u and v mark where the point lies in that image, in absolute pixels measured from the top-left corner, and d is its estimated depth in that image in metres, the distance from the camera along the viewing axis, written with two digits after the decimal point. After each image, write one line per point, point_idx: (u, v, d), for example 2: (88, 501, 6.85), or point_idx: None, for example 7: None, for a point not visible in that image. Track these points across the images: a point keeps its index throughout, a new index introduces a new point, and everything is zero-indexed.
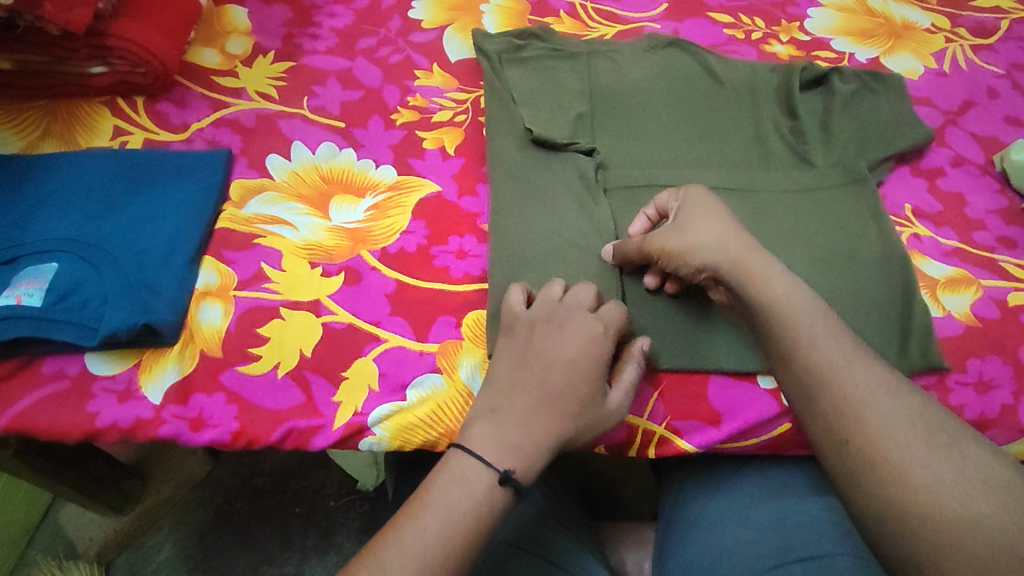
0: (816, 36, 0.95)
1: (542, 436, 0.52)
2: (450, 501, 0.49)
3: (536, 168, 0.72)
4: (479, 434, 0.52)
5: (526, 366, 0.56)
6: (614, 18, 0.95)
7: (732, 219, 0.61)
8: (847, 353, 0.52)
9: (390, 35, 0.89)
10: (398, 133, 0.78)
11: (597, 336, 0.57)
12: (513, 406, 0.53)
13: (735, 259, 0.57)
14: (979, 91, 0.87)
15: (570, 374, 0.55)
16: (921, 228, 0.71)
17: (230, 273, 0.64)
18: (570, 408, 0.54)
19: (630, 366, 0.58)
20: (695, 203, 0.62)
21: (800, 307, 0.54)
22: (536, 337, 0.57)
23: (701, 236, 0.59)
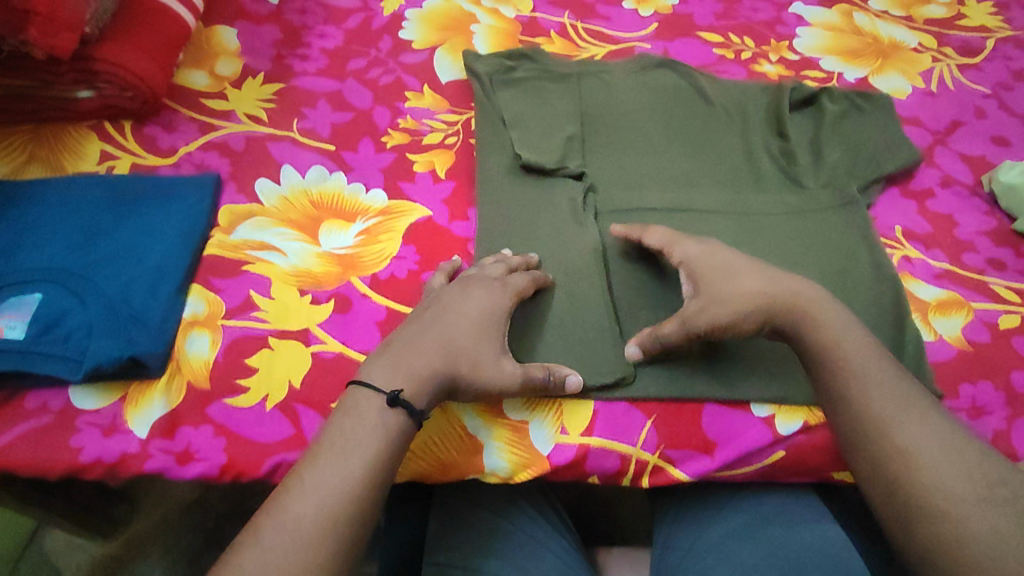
0: (805, 56, 0.95)
1: (428, 368, 0.54)
2: (349, 435, 0.50)
3: (527, 192, 0.72)
4: (376, 368, 0.54)
5: (432, 318, 0.58)
6: (604, 38, 0.95)
7: (748, 259, 0.62)
8: (902, 400, 0.52)
9: (380, 56, 0.89)
10: (388, 156, 0.77)
11: (499, 294, 0.60)
12: (408, 345, 0.56)
13: (784, 303, 0.58)
14: (966, 111, 0.87)
15: (465, 325, 0.57)
16: (911, 250, 0.71)
17: (218, 302, 0.63)
18: (458, 352, 0.56)
19: (542, 370, 0.58)
20: (707, 250, 0.63)
21: (857, 357, 0.55)
22: (444, 294, 0.60)
23: (743, 284, 0.60)
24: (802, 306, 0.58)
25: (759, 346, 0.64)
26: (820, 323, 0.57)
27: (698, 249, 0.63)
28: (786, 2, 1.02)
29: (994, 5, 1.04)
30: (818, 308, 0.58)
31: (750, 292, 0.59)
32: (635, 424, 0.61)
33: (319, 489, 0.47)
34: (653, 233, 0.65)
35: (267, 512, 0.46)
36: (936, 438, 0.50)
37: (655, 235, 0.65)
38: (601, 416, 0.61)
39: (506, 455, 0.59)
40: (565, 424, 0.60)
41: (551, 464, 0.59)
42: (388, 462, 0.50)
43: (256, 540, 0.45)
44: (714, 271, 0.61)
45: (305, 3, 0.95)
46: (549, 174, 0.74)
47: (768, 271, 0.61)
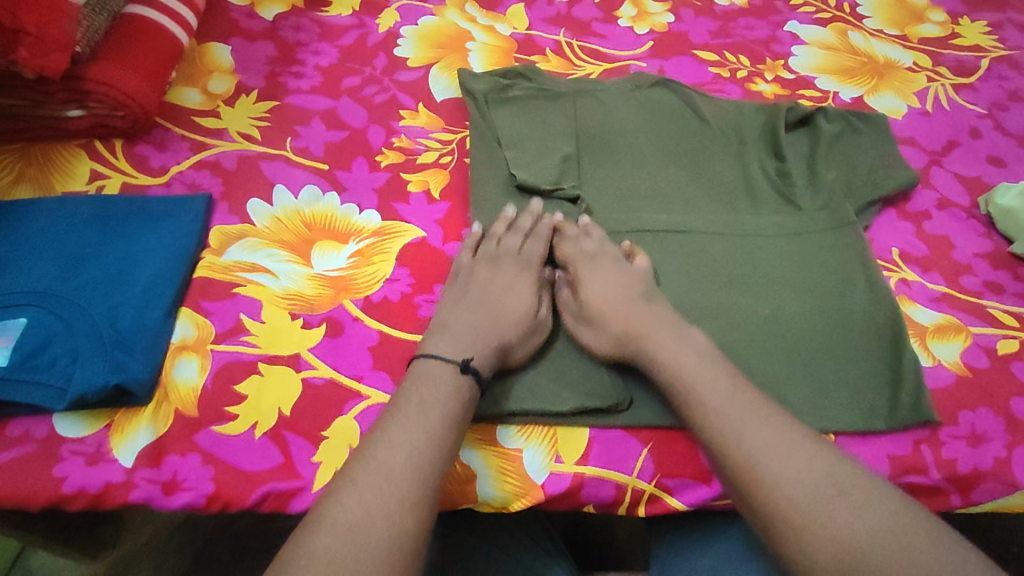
0: (801, 75, 0.95)
1: (488, 337, 0.60)
2: (425, 397, 0.54)
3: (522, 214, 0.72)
4: (437, 345, 0.59)
5: (471, 293, 0.63)
6: (600, 57, 0.95)
7: (626, 287, 0.63)
8: (747, 417, 0.55)
9: (375, 74, 0.89)
10: (382, 175, 0.77)
11: (527, 261, 0.66)
12: (460, 322, 0.61)
13: (631, 335, 0.61)
14: (961, 131, 0.87)
15: (507, 293, 0.63)
16: (909, 273, 0.71)
17: (208, 326, 0.62)
18: (513, 315, 0.62)
19: (547, 294, 0.66)
20: (592, 272, 0.65)
21: (698, 386, 0.57)
22: (475, 270, 0.65)
23: (603, 320, 0.62)
24: (652, 339, 0.60)
25: (756, 371, 0.63)
26: (659, 358, 0.59)
27: (586, 267, 0.65)
28: (781, 20, 1.03)
29: (987, 25, 1.05)
30: (683, 333, 0.60)
31: (607, 321, 0.62)
32: (631, 452, 0.60)
33: (406, 444, 0.51)
34: (565, 244, 0.68)
35: (356, 462, 0.51)
36: (778, 443, 0.53)
37: (562, 249, 0.68)
38: (596, 444, 0.60)
39: (500, 484, 0.58)
40: (560, 452, 0.59)
41: (546, 493, 0.58)
42: (464, 419, 0.55)
43: (349, 487, 0.49)
44: (584, 299, 0.64)
45: (299, 20, 0.94)
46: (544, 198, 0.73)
47: (643, 302, 0.62)
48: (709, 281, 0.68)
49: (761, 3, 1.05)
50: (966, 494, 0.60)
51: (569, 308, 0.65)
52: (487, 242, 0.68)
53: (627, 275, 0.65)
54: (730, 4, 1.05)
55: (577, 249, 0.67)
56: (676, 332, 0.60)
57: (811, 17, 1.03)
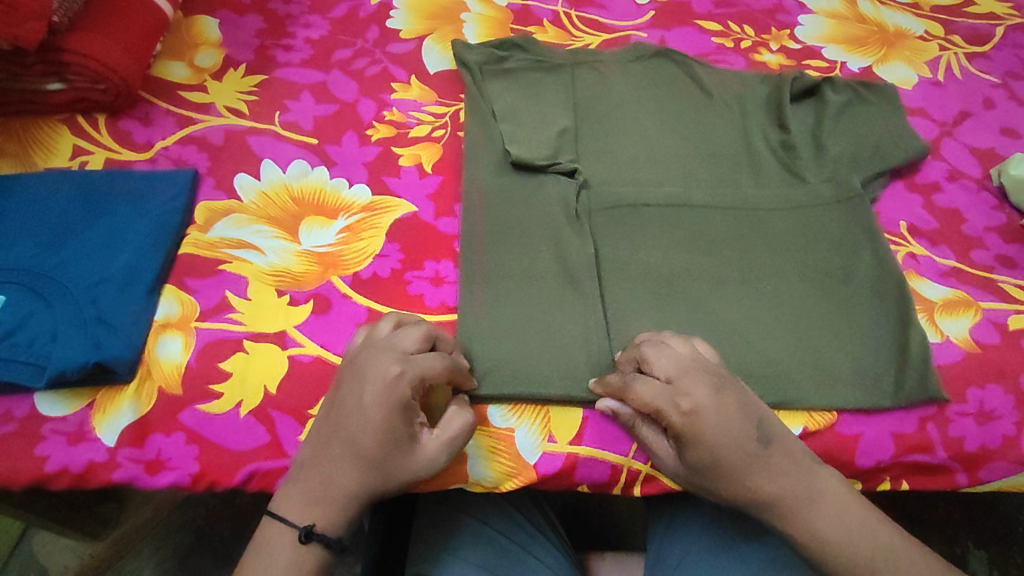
0: (808, 45, 0.92)
1: (337, 494, 0.52)
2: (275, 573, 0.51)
3: (515, 191, 0.70)
4: (287, 500, 0.52)
5: (329, 434, 0.52)
6: (599, 27, 0.93)
7: (745, 427, 0.52)
8: (866, 541, 0.53)
9: (366, 46, 0.87)
10: (373, 149, 0.75)
11: (391, 378, 0.51)
12: (319, 469, 0.52)
13: (757, 497, 0.53)
14: (974, 101, 0.84)
15: (361, 429, 0.51)
16: (918, 246, 0.68)
17: (192, 303, 0.61)
18: (363, 466, 0.51)
19: (450, 423, 0.54)
20: (698, 425, 0.51)
21: (825, 521, 0.53)
22: (341, 392, 0.53)
23: (728, 478, 0.52)
24: (797, 499, 0.53)
25: (757, 346, 0.61)
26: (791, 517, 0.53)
27: (693, 416, 0.51)
28: None
29: None
30: (810, 477, 0.54)
31: (720, 480, 0.53)
32: (627, 431, 0.58)
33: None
34: (639, 388, 0.53)
35: None
36: (883, 553, 0.52)
37: (637, 393, 0.53)
38: (590, 423, 0.58)
39: (491, 465, 0.57)
40: (553, 432, 0.58)
41: (538, 473, 0.57)
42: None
43: None
44: (692, 459, 0.53)
45: None
46: (537, 172, 0.71)
47: (761, 456, 0.52)
48: (708, 257, 0.66)
49: None
50: (972, 473, 0.59)
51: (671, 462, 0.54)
52: (362, 358, 0.54)
53: (730, 417, 0.52)
54: None
55: (658, 392, 0.53)
56: (802, 480, 0.53)
57: None
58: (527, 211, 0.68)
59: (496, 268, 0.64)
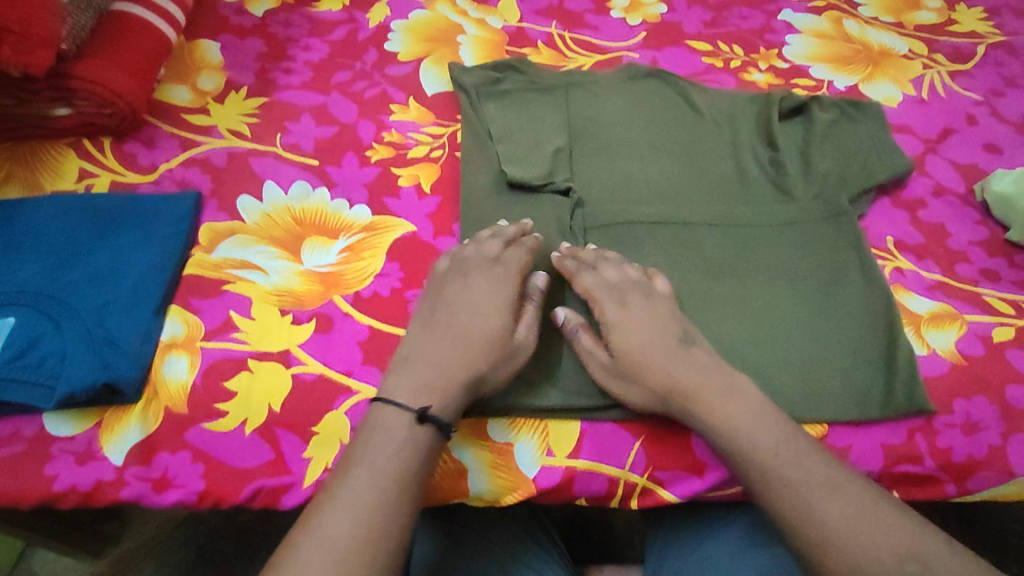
0: (795, 63, 0.95)
1: (449, 373, 0.55)
2: (381, 452, 0.51)
3: (512, 210, 0.72)
4: (395, 386, 0.55)
5: (431, 324, 0.59)
6: (592, 48, 0.96)
7: (660, 326, 0.60)
8: (785, 449, 0.54)
9: (365, 69, 0.90)
10: (372, 170, 0.77)
11: (500, 272, 0.62)
12: (427, 351, 0.57)
13: (676, 392, 0.57)
14: (957, 117, 0.86)
15: (476, 311, 0.59)
16: (904, 261, 0.70)
17: (197, 323, 0.62)
18: (474, 346, 0.57)
19: (527, 312, 0.61)
20: (624, 316, 0.61)
21: (739, 423, 0.55)
22: (447, 287, 0.61)
23: (641, 368, 0.58)
24: (701, 393, 0.57)
25: (749, 360, 0.62)
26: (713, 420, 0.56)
27: (619, 306, 0.61)
28: (774, 9, 1.03)
29: (984, 11, 1.04)
30: (723, 376, 0.58)
31: (643, 374, 0.58)
32: (624, 445, 0.60)
33: (347, 512, 0.48)
34: (584, 279, 0.63)
35: None
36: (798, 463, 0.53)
37: (581, 284, 0.63)
38: (588, 437, 0.60)
39: (492, 480, 0.58)
40: (551, 446, 0.59)
41: (538, 487, 0.58)
42: (414, 475, 0.52)
43: None
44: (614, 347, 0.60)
45: (290, 16, 0.97)
46: (534, 192, 0.73)
47: (686, 354, 0.58)
48: (700, 273, 0.68)
49: None
50: (960, 483, 0.60)
51: (602, 359, 0.60)
52: (456, 267, 0.63)
53: (655, 315, 0.60)
54: None
55: (598, 284, 0.62)
56: (722, 383, 0.57)
57: (806, 6, 1.04)
58: (523, 229, 0.70)
59: None
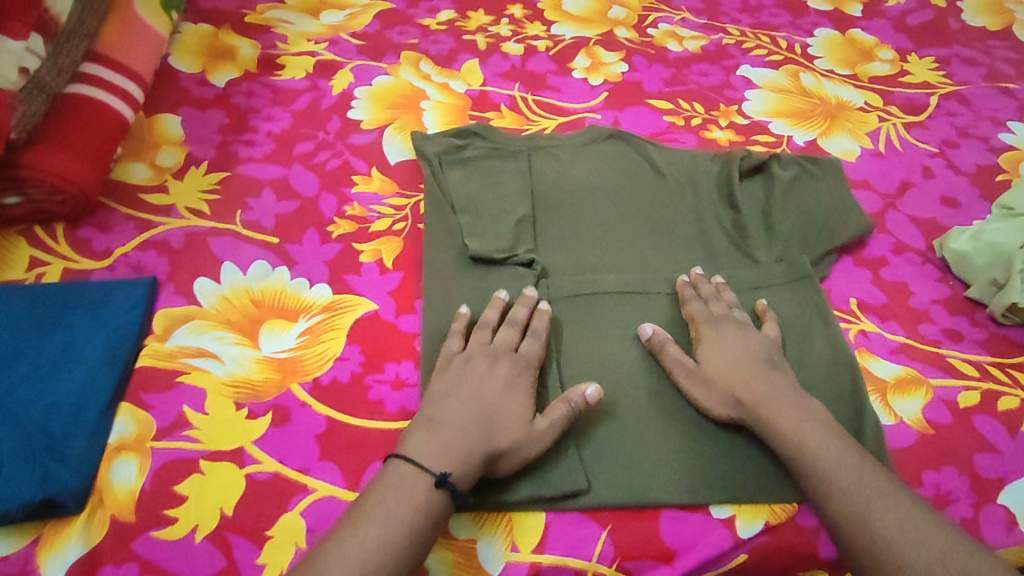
0: (755, 119, 0.96)
1: (468, 451, 0.56)
2: (387, 507, 0.53)
3: (475, 285, 0.71)
4: (419, 448, 0.56)
5: (460, 391, 0.60)
6: (555, 110, 0.97)
7: (752, 352, 0.64)
8: (849, 469, 0.57)
9: (327, 138, 0.91)
10: (334, 246, 0.76)
11: (525, 355, 0.63)
12: (448, 421, 0.58)
13: (755, 402, 0.61)
14: (914, 171, 0.87)
15: (499, 395, 0.60)
16: (867, 323, 0.70)
17: (148, 422, 0.60)
18: (492, 432, 0.57)
19: (561, 405, 0.60)
20: (717, 338, 0.66)
21: (810, 435, 0.59)
22: (472, 361, 0.62)
23: (723, 379, 0.63)
24: (779, 405, 0.61)
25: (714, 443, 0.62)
26: (783, 429, 0.59)
27: (712, 330, 0.66)
28: (733, 65, 1.05)
29: (935, 61, 1.07)
30: (803, 398, 0.62)
31: (727, 385, 0.62)
32: (589, 535, 0.58)
33: (360, 559, 0.50)
34: (692, 304, 0.68)
35: None
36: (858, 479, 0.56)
37: (688, 308, 0.68)
38: (553, 529, 0.58)
39: None
40: (516, 540, 0.58)
41: None
42: (426, 533, 0.53)
43: None
44: (706, 360, 0.64)
45: (253, 85, 0.98)
46: (496, 265, 0.73)
47: (770, 375, 0.63)
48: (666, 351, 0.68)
49: (712, 49, 1.08)
50: None
51: (688, 369, 0.64)
52: (484, 337, 0.64)
53: (747, 343, 0.65)
54: (682, 52, 1.07)
55: (703, 312, 0.68)
56: (800, 403, 0.61)
57: (763, 61, 1.06)
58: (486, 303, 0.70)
59: None
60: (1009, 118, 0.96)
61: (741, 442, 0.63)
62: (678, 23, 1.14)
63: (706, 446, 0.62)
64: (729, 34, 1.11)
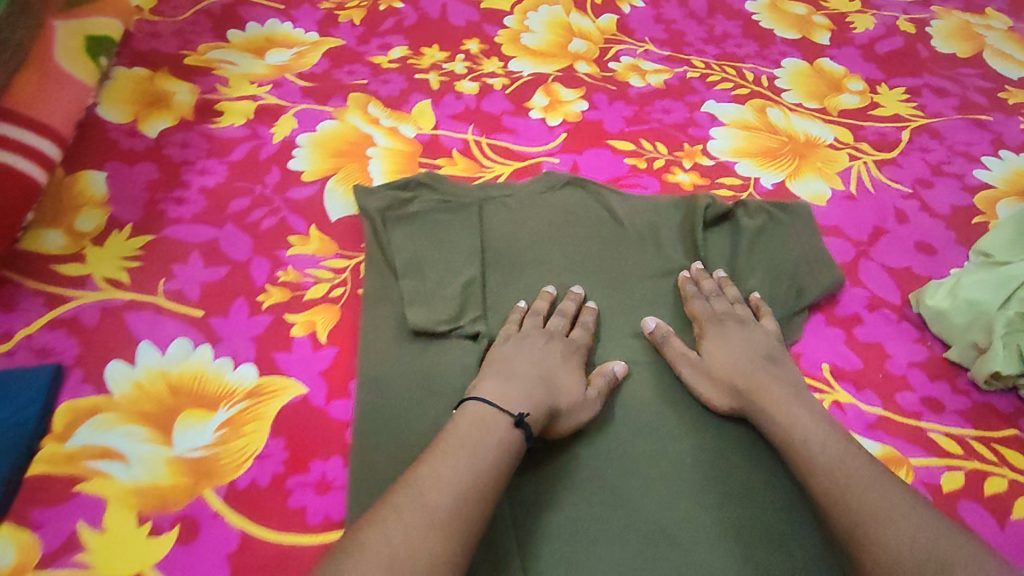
0: (720, 160, 0.91)
1: (539, 399, 0.59)
2: (453, 464, 0.51)
3: (415, 362, 0.65)
4: (494, 392, 0.58)
5: (521, 358, 0.63)
6: (510, 154, 0.92)
7: (754, 347, 0.66)
8: (838, 456, 0.55)
9: (265, 193, 0.85)
10: (264, 317, 0.70)
11: (578, 337, 0.68)
12: (518, 375, 0.60)
13: (751, 392, 0.63)
14: (888, 215, 0.83)
15: (560, 363, 0.64)
16: (841, 393, 0.65)
17: (32, 547, 0.54)
18: (555, 390, 0.61)
19: (599, 378, 0.65)
20: (719, 332, 0.68)
21: (799, 421, 0.59)
22: (530, 334, 0.66)
23: (722, 371, 0.65)
24: (772, 395, 0.62)
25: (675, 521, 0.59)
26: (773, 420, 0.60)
27: (713, 325, 0.68)
28: (697, 100, 1.00)
29: (906, 92, 1.02)
30: (798, 389, 0.62)
31: (728, 376, 0.64)
32: None
33: (454, 483, 0.50)
34: (695, 303, 0.70)
35: None
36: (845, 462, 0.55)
37: (691, 308, 0.70)
38: None
39: None
40: None
41: None
42: (507, 470, 0.54)
43: None
44: (707, 352, 0.67)
45: (187, 135, 0.92)
46: (439, 337, 0.67)
47: (766, 368, 0.64)
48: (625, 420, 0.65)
49: (676, 83, 1.03)
50: None
51: (690, 360, 0.67)
52: (536, 320, 0.68)
53: (751, 334, 0.67)
54: (645, 87, 1.03)
55: (706, 308, 0.70)
56: (796, 395, 0.62)
57: (729, 95, 1.01)
58: (428, 383, 0.64)
59: (393, 459, 0.59)
60: (984, 153, 0.92)
61: (743, 451, 0.64)
62: (640, 55, 1.08)
63: (699, 466, 0.62)
64: (694, 66, 1.06)
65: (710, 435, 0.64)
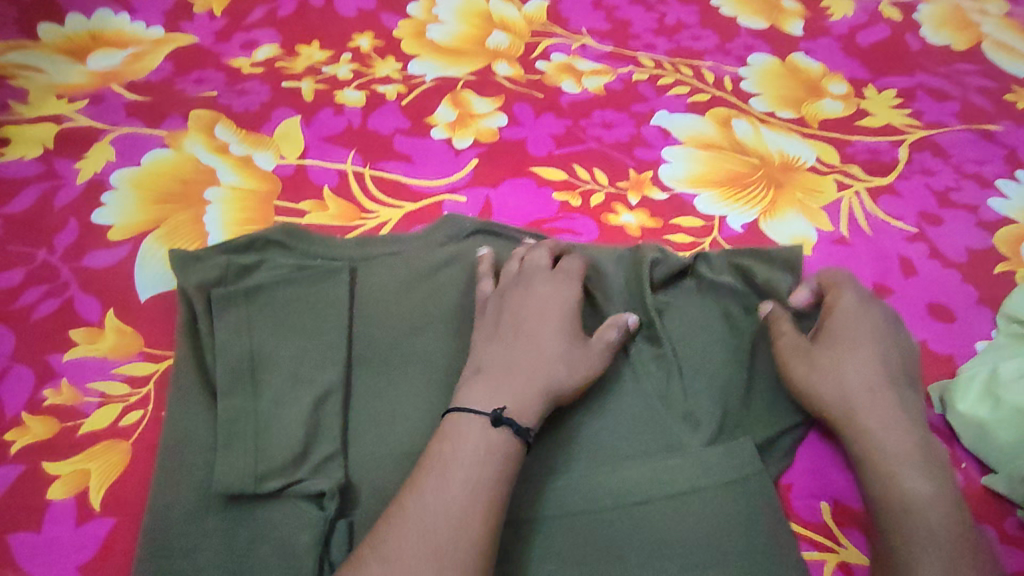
0: (675, 191, 0.71)
1: (526, 379, 0.47)
2: (427, 497, 0.40)
3: (218, 546, 0.44)
4: (473, 389, 0.47)
5: (503, 331, 0.51)
6: (402, 193, 0.70)
7: (884, 349, 0.52)
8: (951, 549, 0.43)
9: (50, 261, 0.60)
10: (8, 471, 0.48)
11: (567, 280, 0.55)
12: (499, 361, 0.49)
13: (868, 409, 0.49)
14: (888, 268, 0.65)
15: (553, 321, 0.51)
16: (849, 549, 0.50)
17: None
18: (550, 359, 0.49)
19: (612, 330, 0.53)
20: (850, 318, 0.53)
21: (916, 475, 0.47)
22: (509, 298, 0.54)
23: (841, 366, 0.51)
24: (892, 431, 0.48)
25: None
26: (877, 439, 0.48)
27: (843, 308, 0.54)
28: (646, 111, 0.79)
29: (898, 95, 0.83)
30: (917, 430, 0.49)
31: (855, 374, 0.50)
32: None
33: (423, 523, 0.39)
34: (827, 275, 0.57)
35: None
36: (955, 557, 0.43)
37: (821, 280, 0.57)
38: None
39: None
40: None
41: None
42: (501, 489, 0.42)
43: None
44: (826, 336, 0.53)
45: None
46: (266, 499, 0.46)
47: (892, 378, 0.51)
48: (589, 501, 0.47)
49: (620, 88, 0.82)
50: None
51: (796, 342, 0.53)
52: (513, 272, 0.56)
53: (885, 336, 0.53)
54: (581, 93, 0.81)
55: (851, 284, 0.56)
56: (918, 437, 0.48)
57: (684, 103, 0.80)
58: None
59: None
60: (998, 174, 0.74)
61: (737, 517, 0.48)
62: (576, 52, 0.86)
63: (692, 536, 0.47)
64: (642, 65, 0.84)
65: (710, 494, 0.48)
